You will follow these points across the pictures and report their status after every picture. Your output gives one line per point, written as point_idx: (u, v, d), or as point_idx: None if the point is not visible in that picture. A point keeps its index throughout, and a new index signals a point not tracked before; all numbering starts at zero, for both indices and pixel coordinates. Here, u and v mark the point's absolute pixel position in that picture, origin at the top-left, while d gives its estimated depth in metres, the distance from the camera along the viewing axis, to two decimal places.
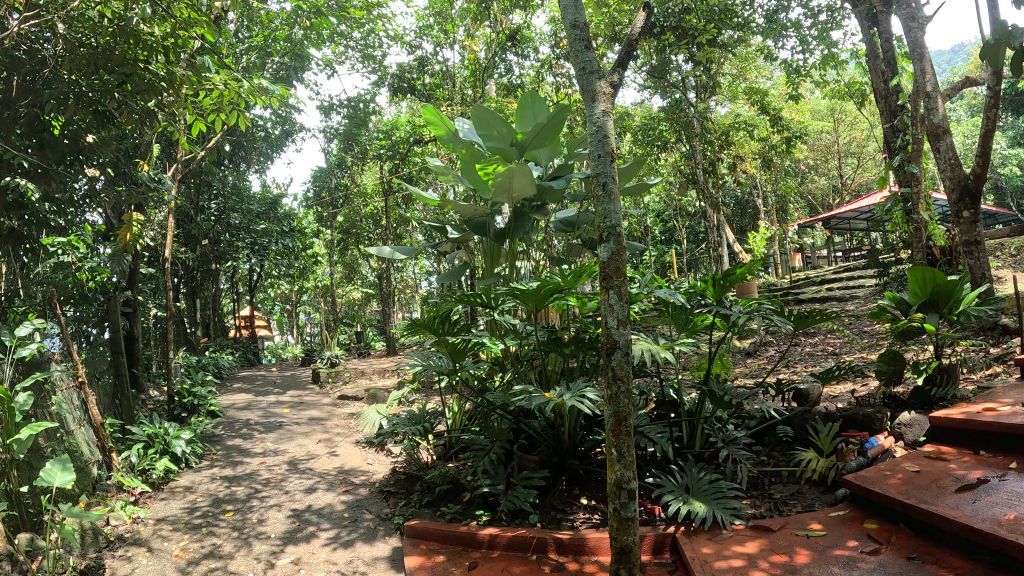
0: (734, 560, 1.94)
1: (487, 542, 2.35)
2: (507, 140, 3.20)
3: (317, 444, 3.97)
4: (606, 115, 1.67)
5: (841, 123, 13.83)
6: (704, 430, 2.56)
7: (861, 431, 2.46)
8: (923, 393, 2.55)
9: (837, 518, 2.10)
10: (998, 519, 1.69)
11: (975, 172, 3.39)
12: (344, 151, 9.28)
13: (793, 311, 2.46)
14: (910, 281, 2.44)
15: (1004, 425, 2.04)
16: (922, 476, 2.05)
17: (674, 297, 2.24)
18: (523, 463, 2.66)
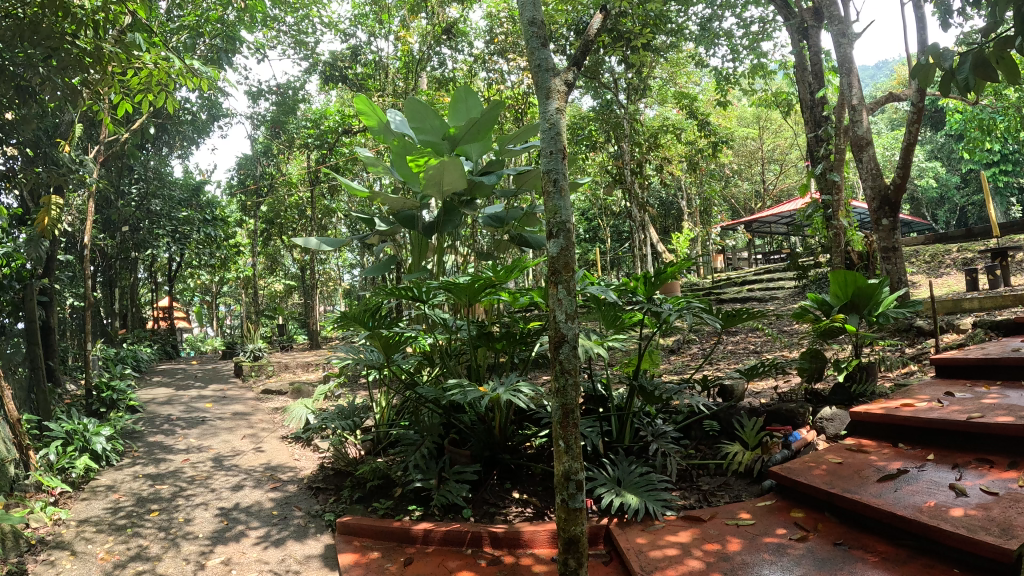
0: (669, 550, 2.00)
1: (422, 537, 2.34)
2: (439, 133, 3.12)
3: (243, 440, 3.86)
4: (559, 113, 1.69)
5: (767, 131, 14.38)
6: (634, 425, 2.58)
7: (785, 425, 2.58)
8: (845, 389, 2.70)
9: (765, 508, 2.19)
10: (919, 506, 1.82)
11: (896, 182, 3.58)
12: (271, 138, 8.99)
13: (721, 310, 2.53)
14: (833, 283, 2.56)
15: (921, 420, 2.19)
16: (844, 467, 2.17)
17: (606, 294, 2.25)
18: (455, 458, 2.66)
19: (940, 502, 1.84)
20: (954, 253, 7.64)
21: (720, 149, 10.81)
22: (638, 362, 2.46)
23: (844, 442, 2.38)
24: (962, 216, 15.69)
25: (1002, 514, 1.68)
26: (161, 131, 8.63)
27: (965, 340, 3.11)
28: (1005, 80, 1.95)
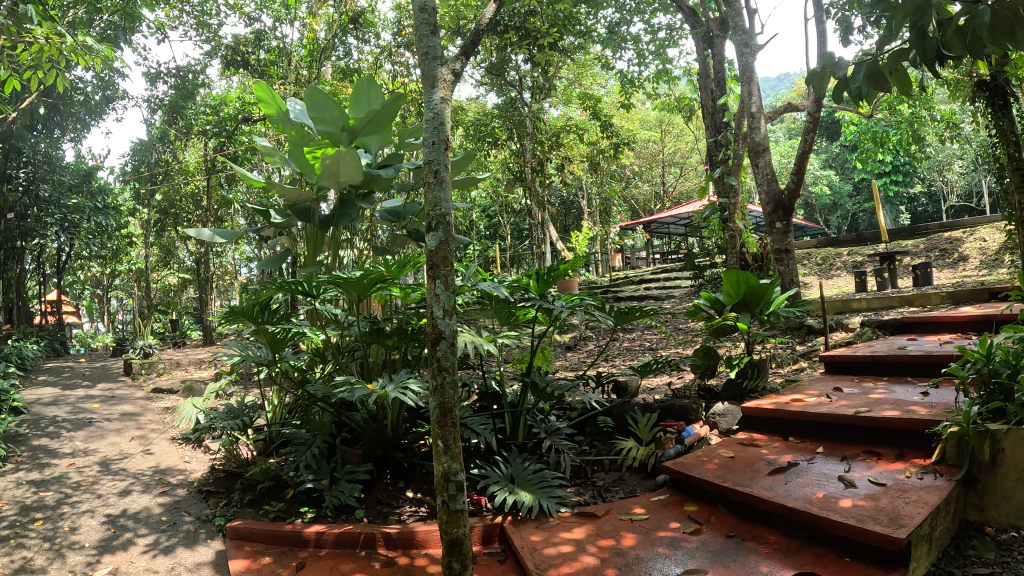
0: (563, 547, 1.98)
1: (314, 540, 2.26)
2: (339, 124, 3.04)
3: (132, 442, 3.67)
4: (443, 102, 1.66)
5: (669, 135, 14.85)
6: (528, 422, 2.56)
7: (678, 421, 2.61)
8: (736, 385, 2.75)
9: (658, 502, 2.20)
10: (809, 498, 1.87)
11: (790, 188, 3.70)
12: (169, 124, 8.69)
13: (614, 308, 2.54)
14: (725, 283, 2.59)
15: (812, 415, 2.28)
16: (736, 461, 2.21)
17: (499, 291, 2.21)
18: (347, 457, 2.57)
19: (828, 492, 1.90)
20: (841, 256, 7.98)
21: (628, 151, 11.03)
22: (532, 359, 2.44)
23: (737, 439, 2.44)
24: (852, 223, 16.63)
25: (888, 505, 1.77)
26: (53, 113, 8.22)
27: (852, 339, 3.24)
28: (898, 92, 2.01)
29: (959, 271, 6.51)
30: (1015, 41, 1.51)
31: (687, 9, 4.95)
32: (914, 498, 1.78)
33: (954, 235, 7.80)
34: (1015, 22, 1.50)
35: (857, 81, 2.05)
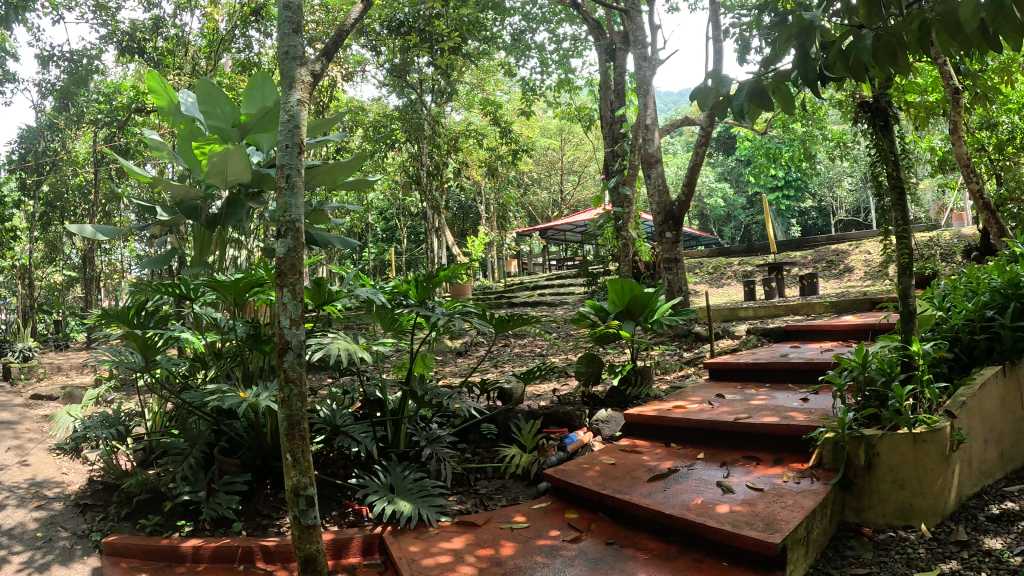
0: (441, 557, 1.94)
1: (191, 555, 2.17)
2: (230, 120, 3.02)
3: (3, 452, 3.45)
4: (300, 105, 1.72)
5: (566, 143, 16.32)
6: (409, 429, 2.50)
7: (562, 428, 2.65)
8: (621, 393, 2.82)
9: (540, 510, 2.17)
10: (687, 505, 1.89)
11: (683, 200, 3.82)
12: (58, 111, 8.52)
13: (495, 315, 2.54)
14: (610, 292, 2.61)
15: (693, 422, 2.33)
16: (617, 468, 2.22)
17: (375, 296, 2.19)
18: (225, 468, 2.48)
19: (705, 499, 1.92)
20: (733, 264, 8.38)
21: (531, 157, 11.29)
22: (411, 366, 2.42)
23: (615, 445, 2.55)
24: (745, 232, 18.00)
25: (765, 510, 1.79)
26: None
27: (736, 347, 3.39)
28: (778, 110, 1.97)
29: (839, 285, 6.98)
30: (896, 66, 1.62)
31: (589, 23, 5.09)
32: (790, 503, 1.83)
33: (839, 248, 8.26)
34: (895, 48, 1.60)
35: (738, 101, 1.99)
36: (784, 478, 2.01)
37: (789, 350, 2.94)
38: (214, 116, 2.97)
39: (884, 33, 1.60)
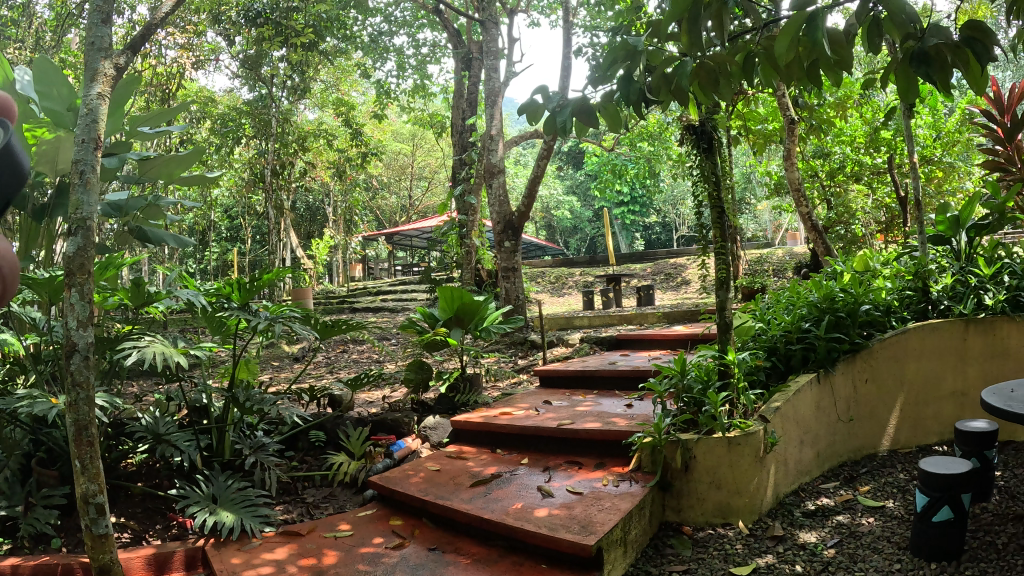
0: (265, 566, 3.07)
1: (12, 569, 2.91)
2: (65, 102, 4.05)
3: None
4: (98, 98, 2.72)
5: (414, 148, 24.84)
6: (232, 441, 3.87)
7: (389, 433, 4.85)
8: (451, 401, 5.48)
9: (361, 520, 3.62)
10: (507, 512, 3.30)
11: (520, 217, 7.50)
12: None
13: (317, 321, 4.06)
14: (446, 301, 5.47)
15: (512, 426, 4.71)
16: (446, 472, 4.09)
17: (192, 297, 3.61)
18: (44, 483, 3.24)
19: (522, 505, 3.44)
20: (570, 276, 14.36)
21: (371, 156, 13.84)
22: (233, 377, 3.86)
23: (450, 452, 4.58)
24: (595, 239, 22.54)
25: (580, 513, 3.22)
26: None
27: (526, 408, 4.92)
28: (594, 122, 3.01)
29: (671, 305, 8.48)
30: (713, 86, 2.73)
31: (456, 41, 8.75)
32: (610, 502, 3.38)
33: (676, 264, 13.60)
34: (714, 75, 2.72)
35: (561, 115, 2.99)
36: (602, 484, 3.72)
37: (619, 361, 6.05)
38: (49, 97, 4.00)
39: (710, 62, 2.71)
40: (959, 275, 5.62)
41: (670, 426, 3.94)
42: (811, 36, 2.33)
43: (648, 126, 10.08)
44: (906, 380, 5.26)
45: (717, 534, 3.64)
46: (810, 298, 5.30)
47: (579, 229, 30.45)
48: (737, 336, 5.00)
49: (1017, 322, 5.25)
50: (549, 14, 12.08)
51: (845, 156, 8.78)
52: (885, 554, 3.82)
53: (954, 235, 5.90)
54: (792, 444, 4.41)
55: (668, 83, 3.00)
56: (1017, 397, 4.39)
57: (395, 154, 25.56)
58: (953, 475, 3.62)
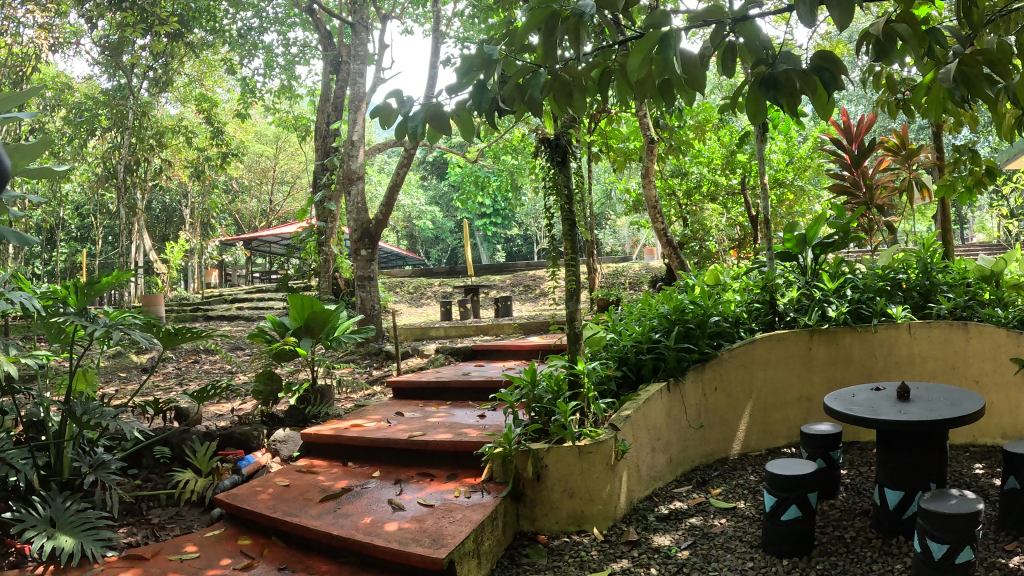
0: None
1: None
2: None
3: None
4: None
5: (280, 152, 25.04)
6: (72, 460, 3.84)
7: (236, 448, 4.83)
8: (300, 412, 5.31)
9: (215, 540, 3.92)
10: (356, 529, 3.84)
11: (379, 219, 7.12)
12: None
13: (166, 332, 4.15)
14: (294, 307, 5.30)
15: (366, 441, 4.91)
16: (296, 486, 4.46)
17: (28, 300, 3.50)
18: None
19: (372, 520, 3.96)
20: (427, 287, 14.53)
21: (236, 158, 13.66)
22: (71, 389, 3.79)
23: (300, 466, 4.76)
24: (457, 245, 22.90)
25: (429, 525, 3.81)
26: None
27: (378, 433, 4.95)
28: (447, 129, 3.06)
29: (528, 316, 8.53)
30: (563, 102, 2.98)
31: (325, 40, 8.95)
32: (458, 518, 3.90)
33: (534, 277, 13.96)
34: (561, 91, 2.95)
35: (413, 122, 3.11)
36: (454, 496, 4.26)
37: (471, 373, 6.28)
38: None
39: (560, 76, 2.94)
40: (804, 288, 6.01)
41: (521, 436, 4.52)
42: (664, 55, 2.47)
43: (512, 140, 10.31)
44: (754, 388, 5.62)
45: (571, 541, 4.26)
46: (662, 310, 5.76)
47: (443, 240, 30.85)
48: (589, 347, 5.41)
49: (859, 331, 5.60)
50: (423, 23, 12.08)
51: (702, 176, 9.24)
52: (737, 552, 4.20)
53: (801, 252, 6.19)
54: (643, 451, 4.78)
55: (521, 94, 3.19)
56: (858, 402, 4.69)
57: (256, 156, 24.84)
58: (791, 480, 3.98)
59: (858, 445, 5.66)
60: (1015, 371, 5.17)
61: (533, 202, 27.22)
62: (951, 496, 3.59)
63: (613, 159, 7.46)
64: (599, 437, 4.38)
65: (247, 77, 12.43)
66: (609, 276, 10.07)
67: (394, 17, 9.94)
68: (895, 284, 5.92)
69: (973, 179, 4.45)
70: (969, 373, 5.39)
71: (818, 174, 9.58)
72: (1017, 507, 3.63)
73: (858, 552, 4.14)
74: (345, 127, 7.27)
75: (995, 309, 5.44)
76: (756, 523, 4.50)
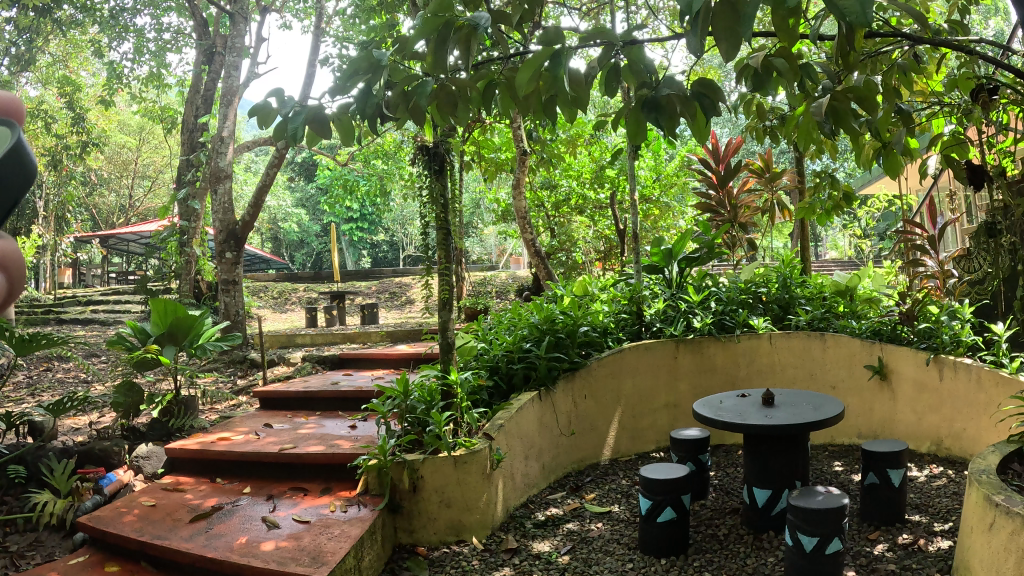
0: None
1: None
2: None
3: None
4: None
5: (144, 146, 23.35)
6: None
7: (97, 466, 4.41)
8: (162, 426, 4.94)
9: (76, 566, 3.58)
10: (231, 548, 3.59)
11: (244, 221, 7.30)
12: None
13: (21, 339, 3.78)
14: (156, 314, 4.88)
15: (232, 455, 4.56)
16: (162, 506, 4.09)
17: None
18: None
19: (247, 539, 3.71)
20: (292, 293, 14.23)
21: (94, 146, 12.84)
22: None
23: (165, 483, 4.42)
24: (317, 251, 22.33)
25: (308, 542, 3.64)
26: None
27: (246, 446, 4.65)
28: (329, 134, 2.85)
29: (396, 323, 8.46)
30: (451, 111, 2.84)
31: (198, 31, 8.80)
32: (340, 533, 3.74)
33: (401, 284, 13.99)
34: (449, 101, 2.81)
35: (292, 124, 2.86)
36: (330, 511, 4.05)
37: (340, 380, 5.98)
38: None
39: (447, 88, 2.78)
40: (670, 300, 6.31)
41: (395, 447, 4.35)
42: (551, 74, 2.32)
43: (384, 145, 10.26)
44: (622, 395, 5.79)
45: (451, 551, 4.17)
46: (532, 320, 5.70)
47: (308, 244, 30.09)
48: (460, 357, 5.15)
49: (723, 340, 5.98)
50: (301, 19, 11.66)
51: (571, 189, 9.72)
52: (616, 554, 4.29)
53: (667, 265, 6.56)
54: (517, 459, 4.76)
55: (405, 102, 2.98)
56: (725, 408, 4.95)
57: (117, 146, 23.15)
58: (667, 484, 4.08)
59: (725, 449, 6.01)
60: (869, 377, 5.57)
61: (403, 207, 27.16)
62: (816, 491, 3.70)
63: (485, 169, 7.75)
64: (474, 447, 4.29)
65: (112, 61, 11.72)
66: (477, 284, 10.24)
67: (270, 11, 9.59)
68: (755, 297, 6.38)
69: (832, 204, 4.89)
70: (827, 380, 5.78)
71: (683, 191, 10.29)
72: (876, 500, 4.03)
73: (731, 548, 4.36)
74: (214, 121, 7.32)
75: (848, 322, 5.87)
76: (631, 525, 4.63)
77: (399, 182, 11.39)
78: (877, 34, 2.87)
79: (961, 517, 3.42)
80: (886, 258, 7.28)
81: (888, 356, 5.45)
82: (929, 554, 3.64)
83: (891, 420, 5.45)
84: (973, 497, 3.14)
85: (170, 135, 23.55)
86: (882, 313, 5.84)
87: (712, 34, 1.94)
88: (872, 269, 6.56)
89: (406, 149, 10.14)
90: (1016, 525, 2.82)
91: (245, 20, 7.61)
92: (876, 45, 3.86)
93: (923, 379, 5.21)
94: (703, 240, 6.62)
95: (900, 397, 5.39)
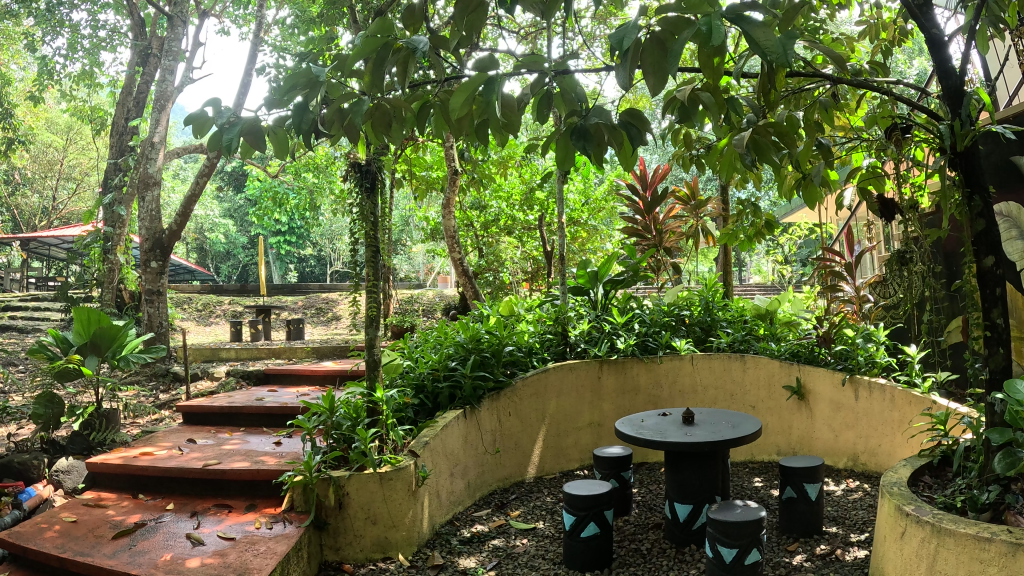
0: None
1: None
2: None
3: None
4: None
5: (72, 147, 22.59)
6: None
7: (17, 482, 4.36)
8: (84, 442, 4.86)
9: None
10: (155, 564, 3.46)
11: (173, 230, 7.40)
12: None
13: None
14: (79, 323, 4.76)
15: (152, 472, 4.40)
16: (79, 522, 3.94)
17: None
18: None
19: (172, 556, 3.56)
20: (217, 305, 13.90)
21: (16, 144, 12.43)
22: None
23: (86, 499, 4.28)
24: None
25: (235, 559, 3.50)
26: None
27: (167, 460, 4.53)
28: (262, 150, 2.53)
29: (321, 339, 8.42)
30: (384, 129, 2.65)
31: (135, 31, 8.89)
32: (268, 548, 3.62)
33: (329, 299, 13.97)
34: (384, 118, 2.62)
35: (229, 135, 2.48)
36: (256, 528, 3.89)
37: (267, 396, 5.90)
38: None
39: (386, 104, 2.60)
40: (594, 322, 6.50)
41: (321, 464, 4.17)
42: (484, 98, 2.09)
43: (316, 158, 10.23)
44: (548, 414, 5.84)
45: (378, 569, 4.01)
46: (456, 339, 5.68)
47: (235, 255, 29.41)
48: (386, 374, 5.01)
49: (646, 361, 6.18)
50: (240, 25, 11.45)
51: (500, 211, 10.04)
52: (542, 569, 4.23)
53: (593, 287, 6.72)
54: (442, 475, 4.66)
55: (342, 118, 2.66)
56: (647, 427, 5.01)
57: (42, 145, 22.06)
58: (593, 501, 4.09)
59: (646, 466, 6.25)
60: (787, 397, 5.90)
61: (333, 221, 26.97)
62: (735, 505, 3.77)
63: (416, 185, 7.91)
64: (400, 464, 4.16)
65: (42, 56, 11.44)
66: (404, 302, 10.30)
67: (209, 15, 9.45)
68: (678, 319, 6.66)
69: (755, 230, 5.15)
70: (747, 400, 6.08)
71: (610, 215, 10.66)
72: (794, 514, 4.24)
73: (655, 561, 4.39)
74: (146, 126, 7.38)
75: (767, 344, 6.22)
76: (556, 541, 4.59)
77: (329, 198, 11.36)
78: (799, 74, 3.02)
79: (875, 526, 3.58)
80: (805, 283, 7.79)
81: (806, 377, 5.80)
82: (846, 563, 3.87)
83: (808, 438, 5.77)
84: (886, 508, 3.31)
85: (100, 137, 22.83)
86: (800, 336, 6.24)
87: (642, 66, 1.90)
88: (791, 294, 6.93)
89: (338, 164, 10.19)
90: (927, 533, 2.99)
91: (183, 24, 7.78)
92: (800, 83, 4.05)
93: (839, 399, 5.55)
94: (629, 263, 6.89)
95: (816, 415, 5.73)
